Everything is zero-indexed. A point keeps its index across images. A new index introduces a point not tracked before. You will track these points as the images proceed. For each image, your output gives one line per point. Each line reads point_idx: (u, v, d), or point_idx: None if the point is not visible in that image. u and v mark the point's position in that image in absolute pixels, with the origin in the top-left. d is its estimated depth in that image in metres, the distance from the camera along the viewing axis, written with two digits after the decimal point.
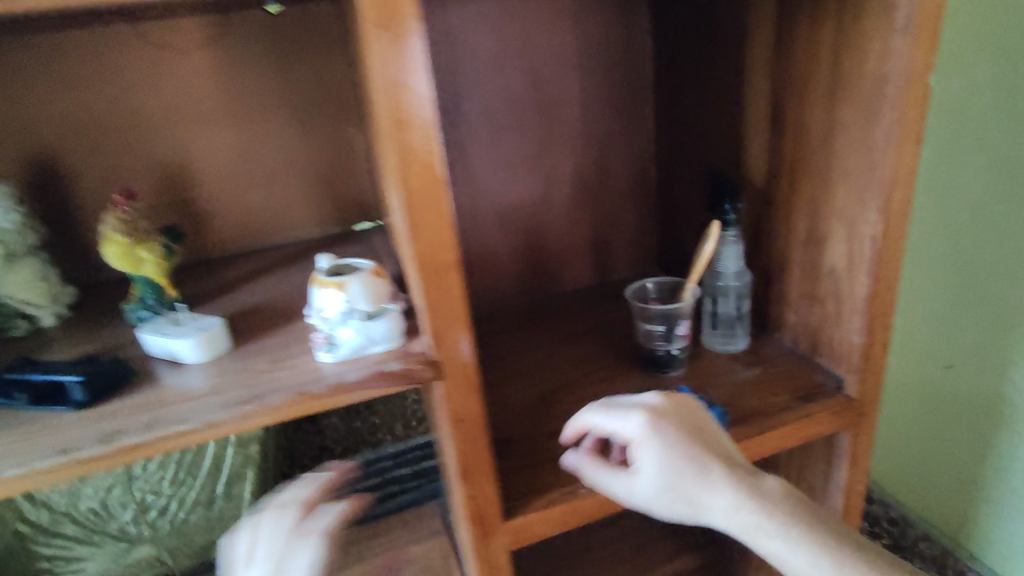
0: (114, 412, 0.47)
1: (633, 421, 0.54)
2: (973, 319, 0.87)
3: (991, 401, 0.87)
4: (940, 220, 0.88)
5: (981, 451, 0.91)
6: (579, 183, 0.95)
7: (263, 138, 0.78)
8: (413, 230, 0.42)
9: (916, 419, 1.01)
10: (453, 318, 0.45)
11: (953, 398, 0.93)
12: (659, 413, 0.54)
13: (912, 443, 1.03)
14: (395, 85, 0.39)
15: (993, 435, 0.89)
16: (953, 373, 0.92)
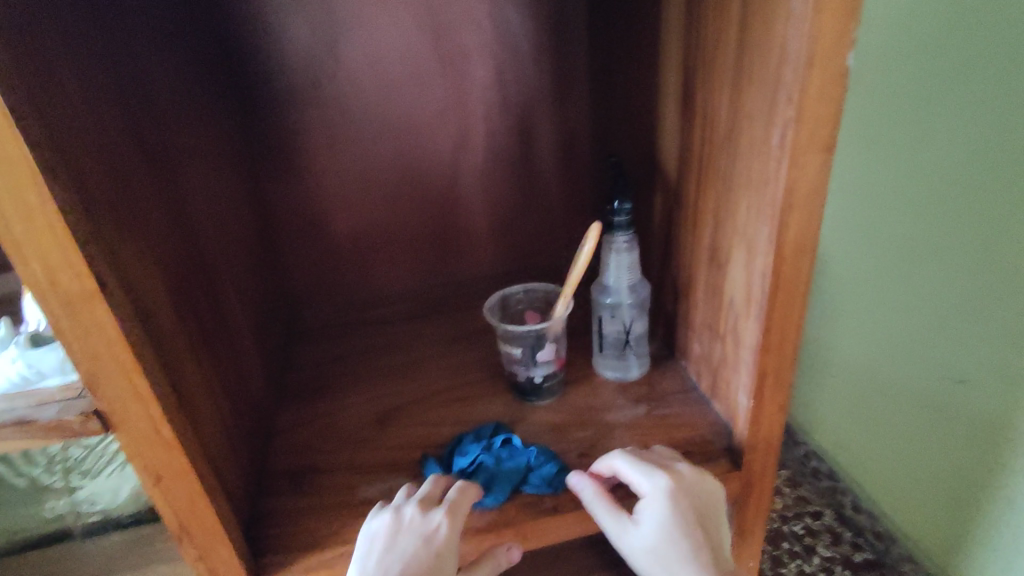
0: None
1: (654, 479, 0.47)
2: (990, 332, 0.69)
3: (1001, 428, 0.70)
4: (961, 203, 0.69)
5: (981, 483, 0.75)
6: (493, 153, 0.78)
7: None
8: (9, 247, 0.30)
9: (917, 432, 0.84)
10: (109, 358, 0.34)
11: (958, 417, 0.76)
12: (689, 483, 0.47)
13: (908, 459, 0.87)
14: None
15: (998, 469, 0.73)
16: (964, 389, 0.74)
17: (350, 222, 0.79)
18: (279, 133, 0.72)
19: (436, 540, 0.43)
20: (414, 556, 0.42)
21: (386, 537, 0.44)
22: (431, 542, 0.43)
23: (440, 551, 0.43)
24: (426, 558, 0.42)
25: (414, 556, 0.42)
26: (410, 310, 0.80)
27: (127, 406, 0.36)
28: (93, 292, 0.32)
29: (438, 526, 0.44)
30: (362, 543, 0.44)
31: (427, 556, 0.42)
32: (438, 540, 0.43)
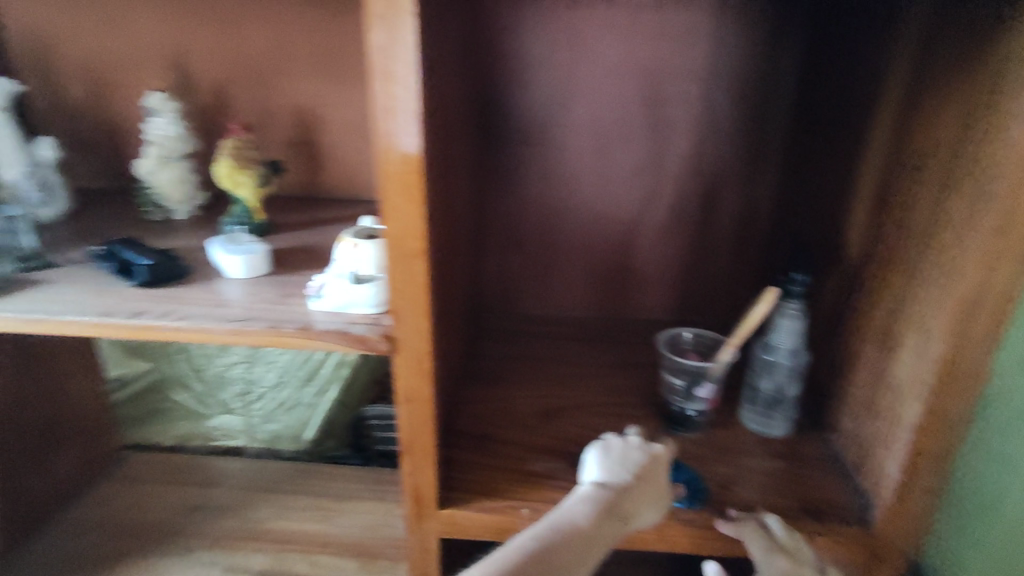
0: (155, 297, 0.57)
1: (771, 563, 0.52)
2: None
3: None
4: None
5: None
6: (678, 213, 0.88)
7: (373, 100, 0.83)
8: (385, 212, 0.45)
9: None
10: (412, 302, 0.48)
11: None
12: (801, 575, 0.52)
13: None
14: (387, 75, 0.41)
15: None
16: None
17: (542, 246, 0.92)
18: (506, 163, 0.87)
19: (660, 456, 0.56)
20: (646, 463, 0.54)
21: (616, 448, 0.56)
22: (658, 456, 0.55)
23: (659, 458, 0.55)
24: (651, 465, 0.54)
25: (643, 457, 0.55)
26: (573, 332, 0.91)
27: (409, 338, 0.49)
28: (420, 251, 0.46)
29: (661, 448, 0.56)
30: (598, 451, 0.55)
31: (656, 464, 0.55)
32: (661, 456, 0.56)
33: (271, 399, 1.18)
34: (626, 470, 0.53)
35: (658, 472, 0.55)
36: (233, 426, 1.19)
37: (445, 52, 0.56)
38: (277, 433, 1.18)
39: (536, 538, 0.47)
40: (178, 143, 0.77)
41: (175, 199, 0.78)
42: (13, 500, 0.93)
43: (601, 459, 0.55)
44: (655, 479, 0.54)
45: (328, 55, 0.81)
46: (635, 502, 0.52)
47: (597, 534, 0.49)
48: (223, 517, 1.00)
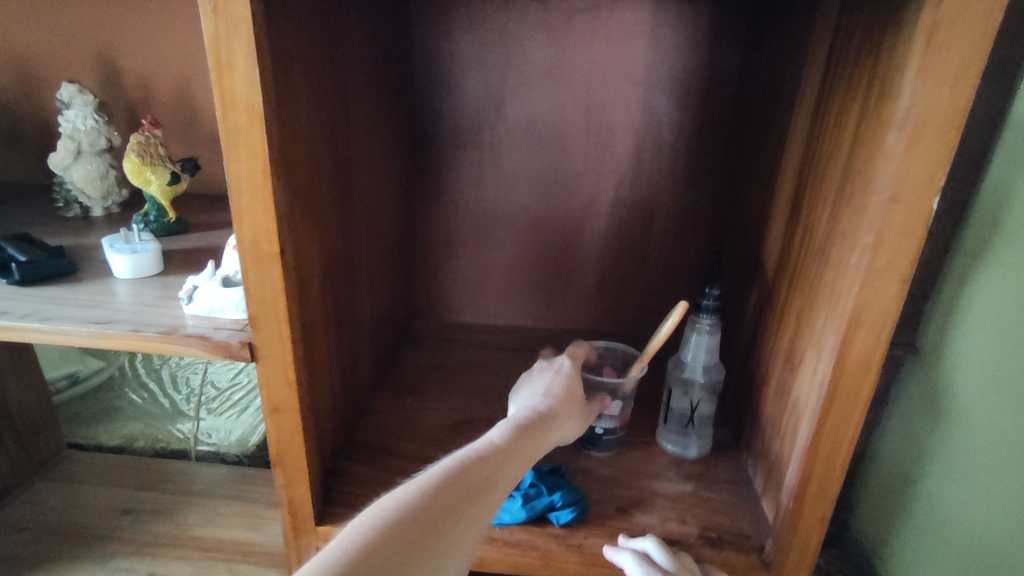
0: (27, 295, 0.54)
1: None
2: None
3: None
4: None
5: None
6: (615, 221, 0.85)
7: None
8: (237, 214, 0.43)
9: None
10: (270, 308, 0.45)
11: None
12: None
13: None
14: (227, 66, 0.39)
15: None
16: None
17: (478, 251, 0.89)
18: (439, 165, 0.85)
19: (564, 371, 0.61)
20: (553, 381, 0.60)
21: (528, 384, 0.61)
22: (560, 371, 0.61)
23: (569, 374, 0.60)
24: (561, 380, 0.60)
25: (560, 382, 0.59)
26: (508, 342, 0.89)
27: (271, 346, 0.47)
28: (276, 255, 0.44)
29: (563, 364, 0.62)
30: (515, 393, 0.61)
31: (562, 377, 0.60)
32: (564, 369, 0.61)
33: (225, 402, 1.17)
34: (539, 390, 0.59)
35: (569, 383, 0.60)
36: (181, 430, 1.15)
37: (334, 48, 0.54)
38: (227, 436, 1.15)
39: (462, 454, 0.48)
40: (93, 137, 0.75)
41: (91, 195, 0.77)
42: None
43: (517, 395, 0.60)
44: (574, 397, 0.58)
45: None
46: (554, 406, 0.56)
47: (523, 442, 0.51)
48: (150, 522, 0.97)
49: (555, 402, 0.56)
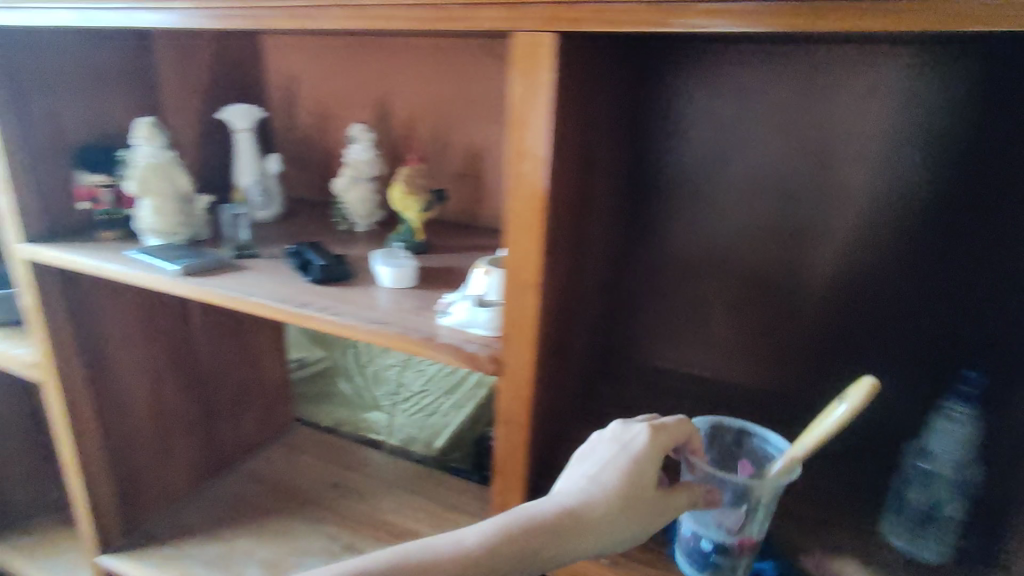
0: (320, 292, 0.67)
1: None
2: None
3: None
4: None
5: None
6: (835, 288, 0.77)
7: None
8: (508, 244, 0.50)
9: None
10: (521, 331, 0.51)
11: None
12: None
13: None
14: (523, 120, 0.46)
15: None
16: None
17: (681, 302, 0.88)
18: (649, 215, 0.85)
19: (636, 449, 0.54)
20: (619, 460, 0.53)
21: (595, 447, 0.55)
22: (631, 448, 0.54)
23: (639, 457, 0.53)
24: (625, 461, 0.53)
25: (618, 467, 0.53)
26: (705, 398, 0.86)
27: (515, 365, 0.52)
28: (535, 284, 0.49)
29: (639, 439, 0.54)
30: (586, 450, 0.56)
31: (631, 458, 0.53)
32: (636, 448, 0.54)
33: (416, 402, 1.28)
34: (595, 468, 0.53)
35: (637, 469, 0.53)
36: (379, 421, 1.32)
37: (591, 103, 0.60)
38: (414, 436, 1.29)
39: (460, 538, 0.51)
40: (368, 167, 0.91)
41: (358, 214, 0.92)
42: (202, 446, 1.14)
43: (582, 460, 0.55)
44: (623, 495, 0.52)
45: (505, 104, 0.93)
46: (590, 506, 0.51)
47: (527, 543, 0.50)
48: (355, 499, 1.11)
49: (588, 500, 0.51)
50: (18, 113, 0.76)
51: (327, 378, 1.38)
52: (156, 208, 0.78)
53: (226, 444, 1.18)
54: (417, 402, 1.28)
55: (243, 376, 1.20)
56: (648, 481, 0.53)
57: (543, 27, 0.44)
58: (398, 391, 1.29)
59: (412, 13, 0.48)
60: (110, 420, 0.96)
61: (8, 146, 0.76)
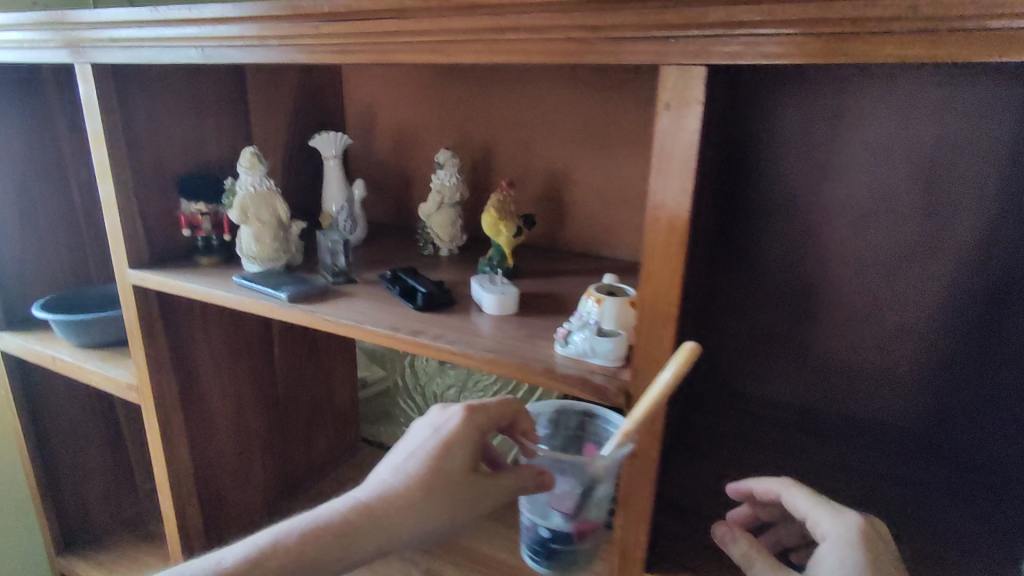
0: (428, 320, 0.68)
1: None
2: None
3: None
4: None
5: None
6: (948, 312, 0.74)
7: (632, 170, 0.92)
8: (644, 276, 0.49)
9: None
10: (654, 362, 0.51)
11: None
12: None
13: None
14: (668, 152, 0.45)
15: None
16: None
17: (777, 331, 0.83)
18: (744, 240, 0.82)
19: (443, 435, 0.57)
20: (427, 442, 0.57)
21: (417, 428, 0.59)
22: (439, 430, 0.57)
23: (443, 442, 0.56)
24: (431, 443, 0.57)
25: (427, 449, 0.57)
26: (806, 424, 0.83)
27: (643, 396, 0.53)
28: (671, 315, 0.49)
29: (449, 426, 0.57)
30: (385, 408, 0.63)
31: (432, 439, 0.57)
32: (444, 433, 0.57)
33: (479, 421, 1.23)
34: (407, 450, 0.58)
35: (440, 454, 0.56)
36: None
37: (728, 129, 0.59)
38: None
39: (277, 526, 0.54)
40: (452, 192, 0.92)
41: (442, 239, 0.93)
42: (279, 466, 1.15)
43: (408, 439, 0.59)
44: (434, 479, 0.55)
45: (589, 128, 0.94)
46: (399, 508, 0.54)
47: (332, 535, 0.53)
48: None
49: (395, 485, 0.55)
50: (130, 146, 0.79)
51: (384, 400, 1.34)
52: (255, 235, 0.79)
53: (301, 464, 1.20)
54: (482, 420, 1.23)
55: (318, 396, 1.22)
56: (450, 467, 0.56)
57: (688, 60, 0.44)
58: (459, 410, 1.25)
59: (548, 47, 0.48)
60: (199, 441, 0.98)
61: (123, 177, 0.79)
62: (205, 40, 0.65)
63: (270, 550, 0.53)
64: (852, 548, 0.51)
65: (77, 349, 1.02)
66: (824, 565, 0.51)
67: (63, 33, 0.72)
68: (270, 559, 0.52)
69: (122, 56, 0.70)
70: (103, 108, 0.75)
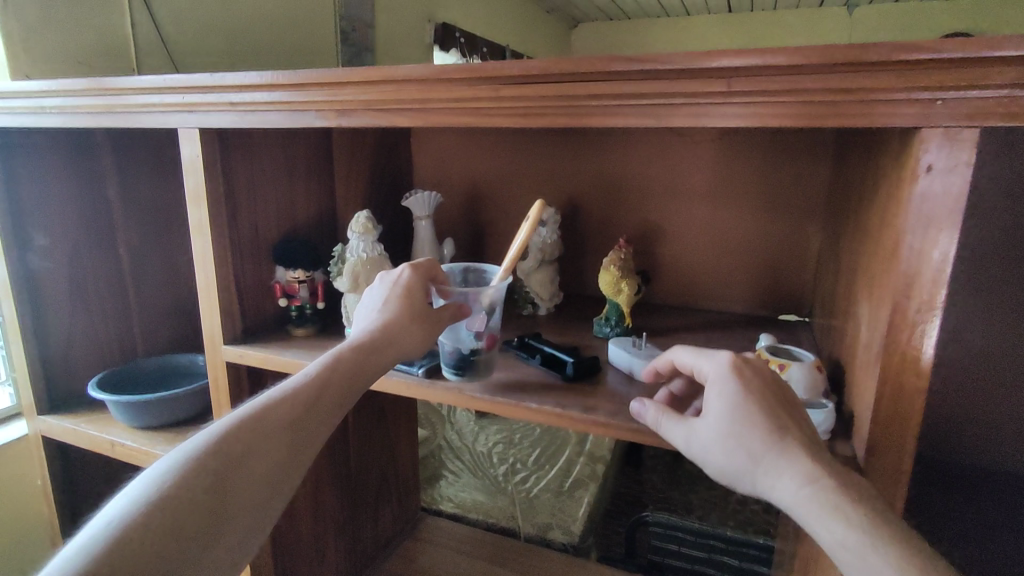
0: (585, 392, 0.64)
1: None
2: None
3: None
4: None
5: None
6: None
7: (739, 223, 0.89)
8: (886, 348, 0.47)
9: None
10: (897, 440, 0.47)
11: None
12: None
13: None
14: (927, 219, 0.43)
15: None
16: None
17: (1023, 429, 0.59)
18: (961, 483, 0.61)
19: (401, 280, 0.65)
20: (389, 292, 0.65)
21: (373, 291, 0.67)
22: (398, 280, 0.65)
23: (402, 284, 0.65)
24: (394, 290, 0.65)
25: (391, 295, 0.64)
26: None
27: (879, 481, 0.49)
28: (920, 390, 0.46)
29: (403, 274, 0.66)
30: (365, 298, 0.68)
31: (395, 286, 0.65)
32: (402, 279, 0.65)
33: (532, 473, 1.31)
34: (372, 305, 0.65)
35: (403, 292, 0.65)
36: (500, 509, 1.26)
37: (870, 196, 0.55)
38: (544, 517, 1.23)
39: (278, 389, 0.56)
40: (553, 248, 0.88)
41: (542, 297, 0.90)
42: (350, 547, 1.07)
43: (366, 303, 0.66)
44: (408, 314, 0.63)
45: (684, 181, 0.91)
46: (382, 338, 0.60)
47: (339, 372, 0.57)
48: None
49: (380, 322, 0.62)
50: (229, 217, 0.73)
51: (428, 470, 1.38)
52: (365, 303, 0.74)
53: (370, 541, 1.12)
54: (537, 473, 1.30)
55: (383, 465, 1.14)
56: (411, 296, 0.64)
57: (958, 122, 0.41)
58: (510, 469, 1.32)
59: (777, 109, 0.45)
60: (283, 531, 0.90)
61: (221, 249, 0.73)
62: (342, 106, 0.60)
63: (285, 397, 0.54)
64: (725, 382, 0.50)
65: (138, 433, 0.92)
66: (712, 402, 0.50)
67: (166, 100, 0.67)
68: (286, 404, 0.54)
69: (239, 122, 0.65)
70: (205, 177, 0.70)
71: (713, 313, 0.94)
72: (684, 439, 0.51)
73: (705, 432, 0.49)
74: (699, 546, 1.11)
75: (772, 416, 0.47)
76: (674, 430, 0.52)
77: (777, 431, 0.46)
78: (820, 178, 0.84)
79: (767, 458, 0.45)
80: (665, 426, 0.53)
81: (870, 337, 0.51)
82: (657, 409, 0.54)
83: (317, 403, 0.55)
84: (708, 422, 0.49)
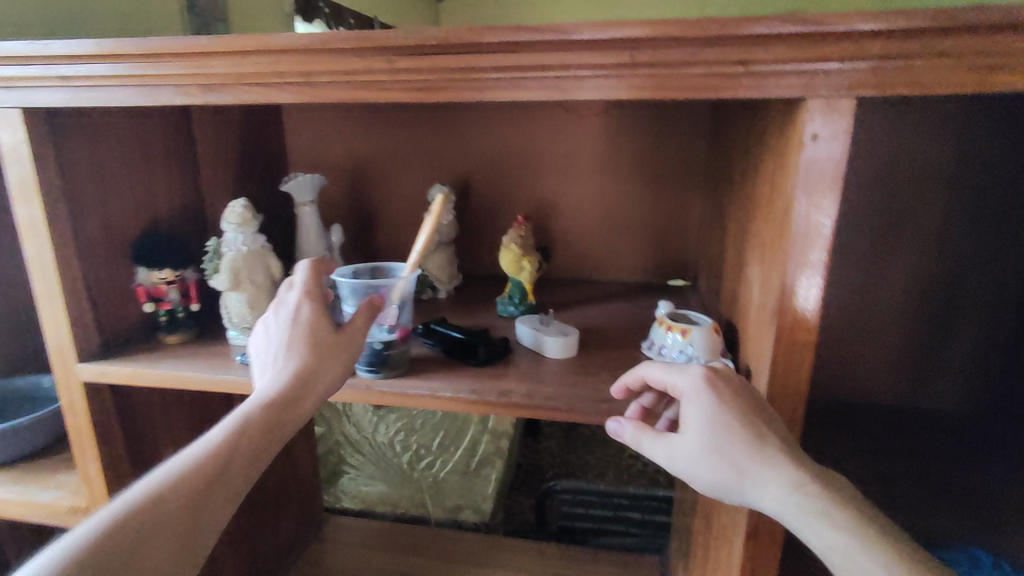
0: (498, 375, 0.63)
1: None
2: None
3: None
4: None
5: None
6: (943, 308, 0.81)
7: (627, 195, 0.92)
8: (779, 308, 0.50)
9: None
10: (792, 392, 0.52)
11: None
12: None
13: None
14: (812, 187, 0.46)
15: None
16: None
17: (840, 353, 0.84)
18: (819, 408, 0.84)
19: (301, 314, 0.58)
20: (289, 327, 0.58)
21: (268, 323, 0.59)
22: (297, 313, 0.58)
23: (304, 318, 0.58)
24: (293, 324, 0.58)
25: (294, 331, 0.57)
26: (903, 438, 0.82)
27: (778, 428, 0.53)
28: (809, 343, 0.50)
29: (302, 305, 0.59)
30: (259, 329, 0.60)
31: (295, 321, 0.58)
32: (302, 312, 0.58)
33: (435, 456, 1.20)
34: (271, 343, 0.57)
35: (306, 328, 0.57)
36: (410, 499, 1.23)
37: (755, 166, 0.59)
38: (454, 501, 1.22)
39: (177, 462, 0.49)
40: (449, 230, 0.86)
41: (441, 280, 0.87)
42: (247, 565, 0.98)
43: (262, 337, 0.59)
44: (322, 344, 0.57)
45: (573, 154, 0.92)
46: (291, 390, 0.54)
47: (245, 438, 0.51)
48: None
49: (291, 358, 0.56)
50: (72, 212, 0.62)
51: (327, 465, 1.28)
52: (249, 302, 0.67)
53: (269, 554, 1.04)
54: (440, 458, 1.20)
55: (280, 471, 1.07)
56: (314, 330, 0.57)
57: (836, 93, 0.44)
58: (410, 457, 1.21)
59: (677, 80, 0.46)
60: None
61: (66, 251, 0.62)
62: (210, 79, 0.52)
63: (197, 463, 0.49)
64: (701, 396, 0.49)
65: None
66: (692, 421, 0.49)
67: None
68: (200, 470, 0.49)
69: (75, 101, 0.55)
70: (34, 166, 0.58)
71: (608, 283, 0.97)
72: (668, 457, 0.51)
73: (688, 445, 0.49)
74: (606, 506, 1.16)
75: (751, 424, 0.47)
76: (655, 448, 0.51)
77: (757, 441, 0.46)
78: (697, 149, 0.89)
79: (753, 468, 0.46)
80: (647, 445, 0.51)
81: (762, 301, 0.55)
82: (635, 427, 0.52)
83: (242, 459, 0.51)
84: (691, 441, 0.49)
